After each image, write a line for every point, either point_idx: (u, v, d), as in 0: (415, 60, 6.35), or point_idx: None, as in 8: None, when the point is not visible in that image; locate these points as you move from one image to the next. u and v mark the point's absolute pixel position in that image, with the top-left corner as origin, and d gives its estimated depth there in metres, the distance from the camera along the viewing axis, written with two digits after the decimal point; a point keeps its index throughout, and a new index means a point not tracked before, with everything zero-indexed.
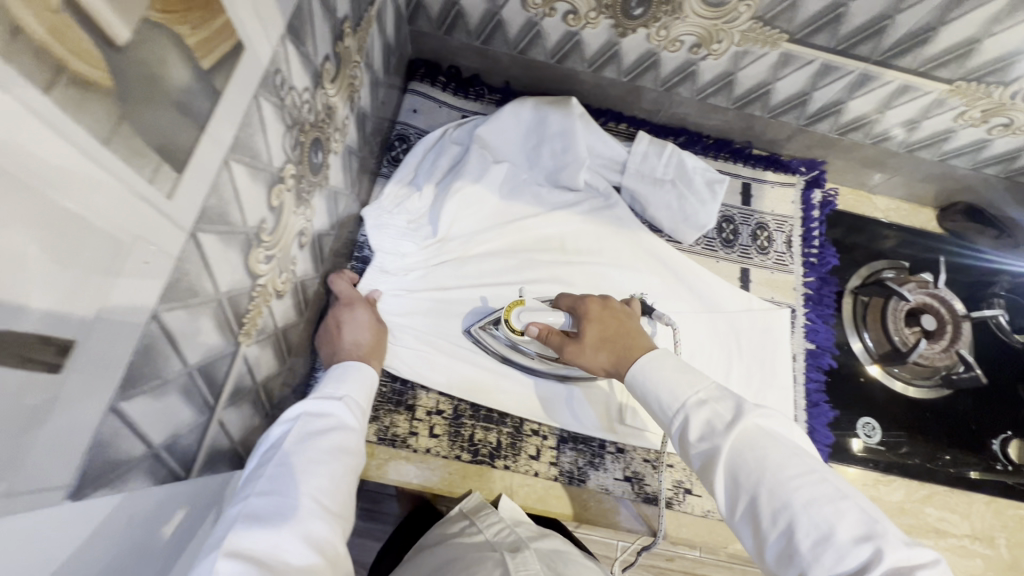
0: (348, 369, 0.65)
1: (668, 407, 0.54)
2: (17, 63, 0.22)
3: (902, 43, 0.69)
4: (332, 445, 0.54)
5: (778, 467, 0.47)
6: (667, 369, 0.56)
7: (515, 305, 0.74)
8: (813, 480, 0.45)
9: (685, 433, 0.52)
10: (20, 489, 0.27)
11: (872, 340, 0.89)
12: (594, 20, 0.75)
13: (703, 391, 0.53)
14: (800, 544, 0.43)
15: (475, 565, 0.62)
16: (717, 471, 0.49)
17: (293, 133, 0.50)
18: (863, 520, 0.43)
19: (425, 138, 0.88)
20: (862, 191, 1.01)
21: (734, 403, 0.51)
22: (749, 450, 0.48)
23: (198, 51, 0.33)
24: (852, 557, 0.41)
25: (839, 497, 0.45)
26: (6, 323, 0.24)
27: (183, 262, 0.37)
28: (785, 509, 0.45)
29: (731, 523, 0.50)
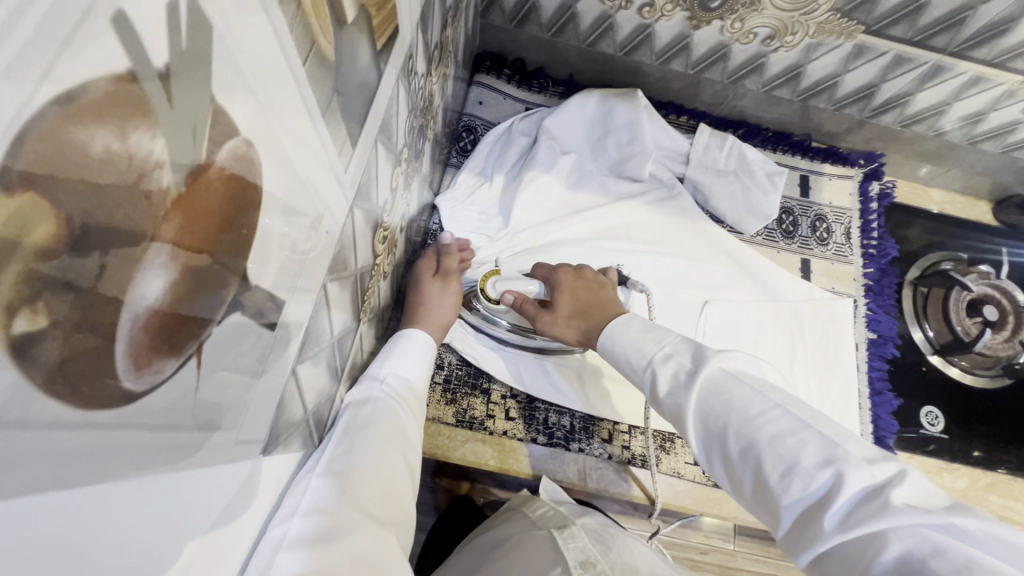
0: (392, 351, 0.64)
1: (639, 364, 0.56)
2: (296, 34, 0.24)
3: (980, 33, 0.71)
4: (381, 438, 0.52)
5: (742, 406, 0.46)
6: (634, 333, 0.59)
7: (492, 276, 0.75)
8: (774, 415, 0.45)
9: (655, 386, 0.54)
10: (241, 439, 0.30)
11: (933, 330, 0.90)
12: (670, 12, 0.77)
13: (668, 345, 0.55)
14: (769, 478, 0.42)
15: (525, 542, 0.63)
16: (689, 418, 0.49)
17: (411, 117, 0.52)
18: (822, 443, 0.41)
19: (493, 131, 0.90)
20: (917, 184, 1.02)
21: (697, 353, 0.52)
22: (714, 394, 0.48)
23: (378, 32, 0.35)
24: (818, 482, 0.40)
25: (801, 427, 0.43)
26: (259, 279, 0.26)
27: (343, 236, 0.39)
28: (751, 446, 0.44)
29: (712, 472, 0.49)
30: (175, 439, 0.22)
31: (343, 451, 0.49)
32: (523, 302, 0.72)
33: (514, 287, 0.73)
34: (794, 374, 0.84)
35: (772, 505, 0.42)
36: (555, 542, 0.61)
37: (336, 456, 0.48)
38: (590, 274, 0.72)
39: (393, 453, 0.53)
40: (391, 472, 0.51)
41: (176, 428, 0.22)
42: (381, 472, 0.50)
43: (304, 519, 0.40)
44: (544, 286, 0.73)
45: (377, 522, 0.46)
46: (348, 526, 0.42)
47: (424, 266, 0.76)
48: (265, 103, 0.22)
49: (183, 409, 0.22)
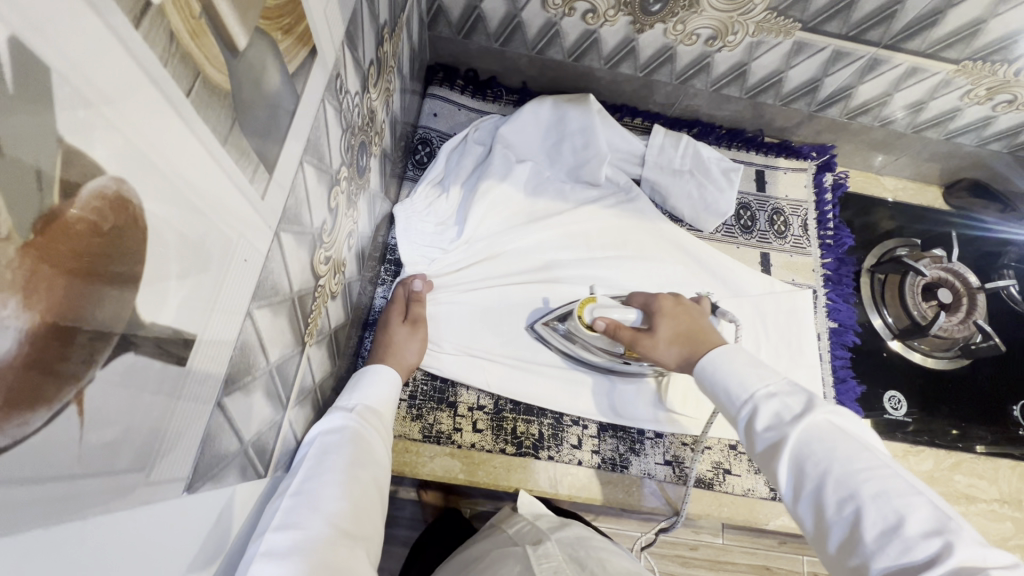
0: (364, 380, 0.64)
1: (736, 398, 0.54)
2: (172, 65, 0.23)
3: (912, 26, 0.72)
4: (350, 460, 0.53)
5: (850, 460, 0.45)
6: (740, 364, 0.56)
7: (587, 302, 0.74)
8: (883, 474, 0.43)
9: (751, 422, 0.52)
10: (154, 479, 0.29)
11: (892, 316, 0.92)
12: (613, 18, 0.78)
13: (772, 384, 0.53)
14: (864, 533, 0.41)
15: (498, 561, 0.62)
16: (784, 458, 0.48)
17: (347, 136, 0.52)
18: (932, 514, 0.40)
19: (450, 142, 0.89)
20: (870, 173, 1.05)
21: (807, 398, 0.50)
22: (819, 441, 0.47)
23: (287, 55, 0.35)
24: (921, 549, 0.38)
25: (912, 492, 0.42)
26: (153, 316, 0.25)
27: (270, 261, 0.39)
28: (852, 499, 0.43)
29: (793, 511, 0.48)
30: (58, 490, 0.21)
31: (312, 474, 0.50)
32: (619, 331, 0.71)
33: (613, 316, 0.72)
34: None
35: (858, 561, 0.41)
36: (527, 561, 0.60)
37: (307, 477, 0.49)
38: (689, 304, 0.71)
39: (365, 475, 0.53)
40: (362, 490, 0.52)
41: (61, 477, 0.21)
42: (352, 490, 0.51)
43: (272, 540, 0.43)
44: (641, 314, 0.71)
45: (348, 539, 0.47)
46: (317, 543, 0.44)
47: (394, 310, 0.76)
48: (139, 138, 0.22)
49: (68, 456, 0.22)
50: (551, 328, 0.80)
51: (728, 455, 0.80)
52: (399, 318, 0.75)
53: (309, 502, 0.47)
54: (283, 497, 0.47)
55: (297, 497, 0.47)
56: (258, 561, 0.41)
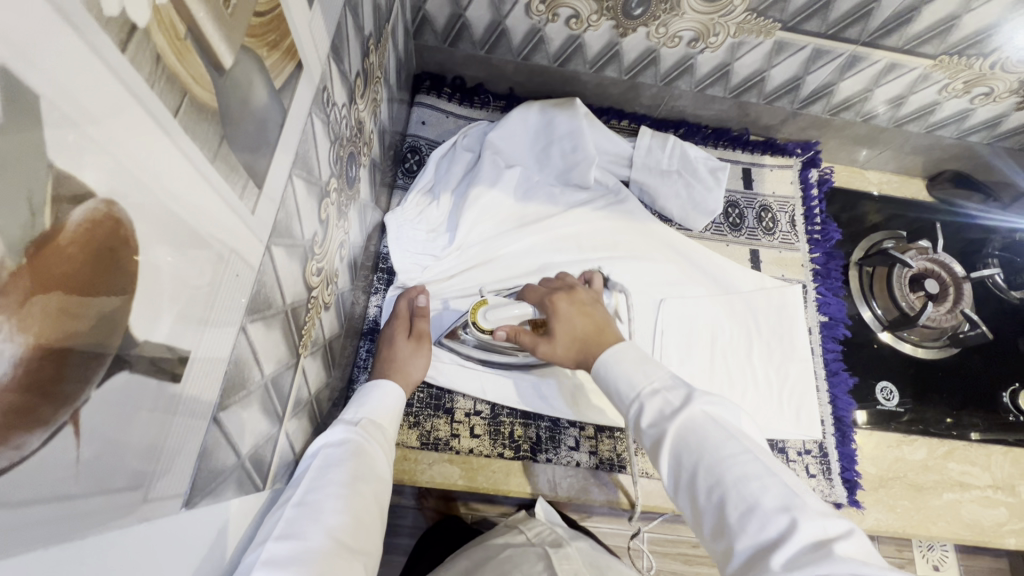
0: (368, 396, 0.65)
1: (626, 395, 0.56)
2: (159, 86, 0.24)
3: (888, 23, 0.74)
4: (354, 474, 0.53)
5: (716, 448, 0.47)
6: (628, 362, 0.59)
7: (481, 306, 0.75)
8: (744, 459, 0.46)
9: (640, 420, 0.54)
10: (151, 496, 0.29)
11: (881, 308, 0.93)
12: (596, 23, 0.79)
13: (658, 381, 0.56)
14: (728, 516, 0.44)
15: (517, 560, 0.66)
16: (665, 452, 0.50)
17: (335, 148, 0.52)
18: (782, 492, 0.43)
19: (437, 149, 0.90)
20: (855, 167, 1.06)
21: (686, 393, 0.53)
22: (694, 432, 0.49)
23: (273, 71, 0.35)
24: (772, 525, 0.41)
25: (769, 474, 0.45)
26: (147, 333, 0.26)
27: (262, 275, 0.39)
28: (718, 484, 0.45)
29: (676, 501, 0.51)
30: (56, 510, 0.22)
31: (314, 486, 0.50)
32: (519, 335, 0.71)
33: (509, 317, 0.74)
34: (751, 364, 0.85)
35: (725, 543, 0.44)
36: (549, 561, 0.65)
37: (309, 489, 0.50)
38: (582, 294, 0.73)
39: (368, 489, 0.53)
40: (364, 505, 0.52)
41: (59, 497, 0.22)
42: (355, 504, 0.51)
43: (273, 549, 0.43)
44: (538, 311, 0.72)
45: (348, 552, 0.47)
46: (316, 555, 0.44)
47: (396, 324, 0.76)
48: (129, 160, 0.22)
49: (65, 477, 0.22)
50: (459, 339, 0.79)
51: None
52: (404, 335, 0.75)
53: (311, 513, 0.47)
54: (285, 506, 0.48)
55: (300, 508, 0.47)
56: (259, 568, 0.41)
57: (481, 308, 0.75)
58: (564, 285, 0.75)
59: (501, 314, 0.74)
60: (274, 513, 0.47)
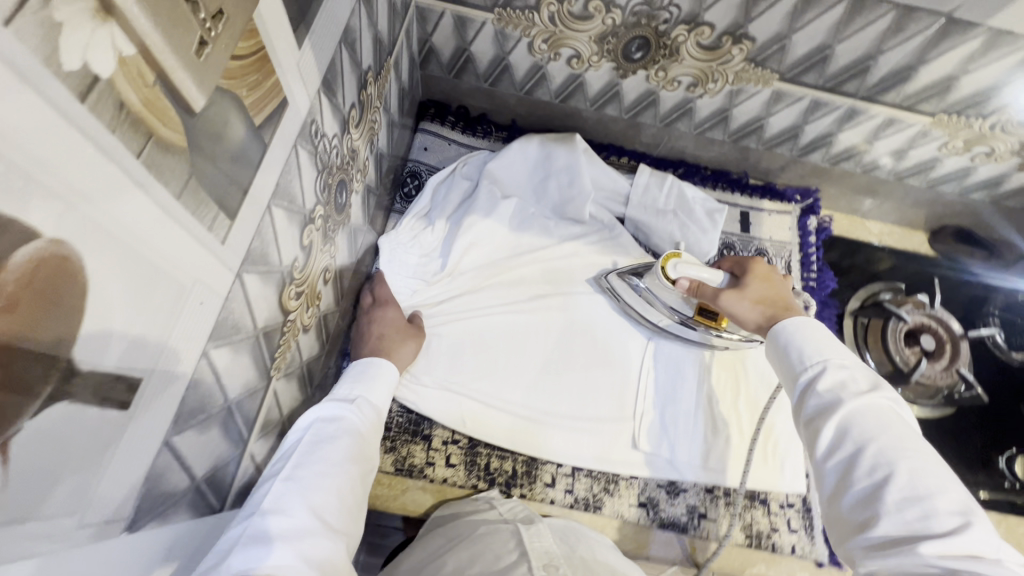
0: (366, 371, 0.66)
1: (805, 359, 0.53)
2: (121, 133, 0.25)
3: (886, 80, 0.74)
4: (343, 454, 0.53)
5: (899, 437, 0.44)
6: (820, 334, 0.54)
7: (671, 258, 0.74)
8: (925, 457, 0.43)
9: (808, 385, 0.51)
10: (89, 521, 0.29)
11: (875, 361, 0.90)
12: (597, 63, 0.80)
13: (847, 361, 0.51)
14: (886, 495, 0.41)
15: (488, 539, 0.61)
16: (829, 422, 0.47)
17: (323, 176, 0.53)
18: (961, 498, 0.41)
19: (434, 176, 0.92)
20: (856, 216, 1.05)
21: (876, 380, 0.49)
22: (874, 417, 0.46)
23: (253, 109, 0.36)
24: (939, 523, 0.39)
25: (949, 479, 0.42)
26: (93, 364, 0.26)
27: (230, 302, 0.39)
28: (888, 466, 0.43)
29: (814, 464, 0.48)
30: None
31: (304, 460, 0.51)
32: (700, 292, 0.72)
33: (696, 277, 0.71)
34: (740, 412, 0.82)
35: (867, 518, 0.42)
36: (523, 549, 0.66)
37: (297, 464, 0.50)
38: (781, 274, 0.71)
39: (357, 471, 0.54)
40: (349, 487, 0.52)
41: None
42: (342, 484, 0.51)
43: (263, 522, 0.44)
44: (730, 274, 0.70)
45: (331, 532, 0.47)
46: (301, 531, 0.45)
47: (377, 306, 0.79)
48: (81, 202, 0.23)
49: None
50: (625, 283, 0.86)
51: (706, 499, 0.79)
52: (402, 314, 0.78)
53: (300, 488, 0.48)
54: (274, 479, 0.49)
55: (289, 483, 0.48)
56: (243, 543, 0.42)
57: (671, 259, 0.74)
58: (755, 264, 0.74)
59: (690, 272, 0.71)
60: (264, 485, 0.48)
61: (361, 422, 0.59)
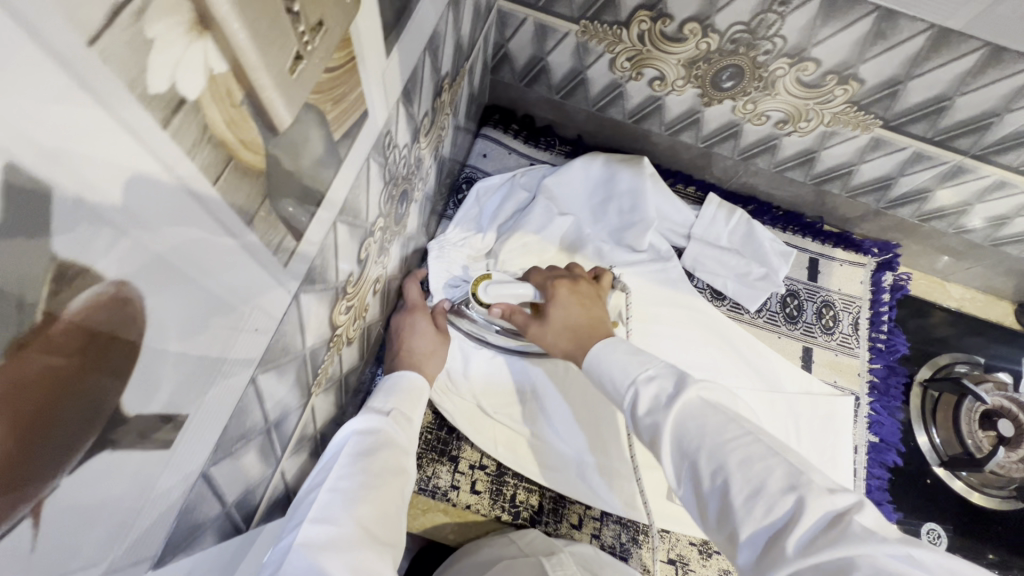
0: (395, 385, 0.64)
1: (620, 386, 0.51)
2: (200, 158, 0.22)
3: (1006, 140, 0.66)
4: (384, 466, 0.52)
5: (716, 431, 0.43)
6: (621, 352, 0.53)
7: (482, 280, 0.72)
8: (744, 441, 0.42)
9: (634, 409, 0.49)
10: (116, 567, 0.26)
11: (940, 437, 0.84)
12: (681, 88, 0.75)
13: (653, 368, 0.50)
14: (733, 502, 0.40)
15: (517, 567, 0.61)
16: (665, 443, 0.45)
17: (388, 188, 0.51)
18: (787, 472, 0.39)
19: (479, 182, 0.89)
20: (935, 278, 0.97)
21: (679, 376, 0.48)
22: (690, 419, 0.44)
23: (334, 124, 0.33)
24: (781, 508, 0.38)
25: (770, 454, 0.41)
26: (140, 407, 0.24)
27: (284, 324, 0.37)
28: (720, 471, 0.41)
29: (677, 491, 0.46)
30: None
31: (349, 471, 0.49)
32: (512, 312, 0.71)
33: (506, 297, 0.70)
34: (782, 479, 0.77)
35: (732, 531, 0.40)
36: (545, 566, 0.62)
37: (342, 474, 0.49)
38: (585, 288, 0.70)
39: (398, 481, 0.52)
40: (394, 497, 0.50)
41: None
42: (386, 496, 0.49)
43: (309, 530, 0.43)
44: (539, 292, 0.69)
45: (377, 544, 0.45)
46: (350, 541, 0.43)
47: (416, 318, 0.74)
48: (149, 235, 0.20)
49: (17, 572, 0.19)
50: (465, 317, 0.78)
51: None
52: (431, 320, 0.75)
53: (345, 498, 0.47)
54: (319, 489, 0.47)
55: (334, 493, 0.47)
56: (294, 552, 0.41)
57: (482, 281, 0.72)
58: (569, 276, 0.72)
59: (500, 291, 0.70)
60: (308, 499, 0.47)
61: (398, 434, 0.57)
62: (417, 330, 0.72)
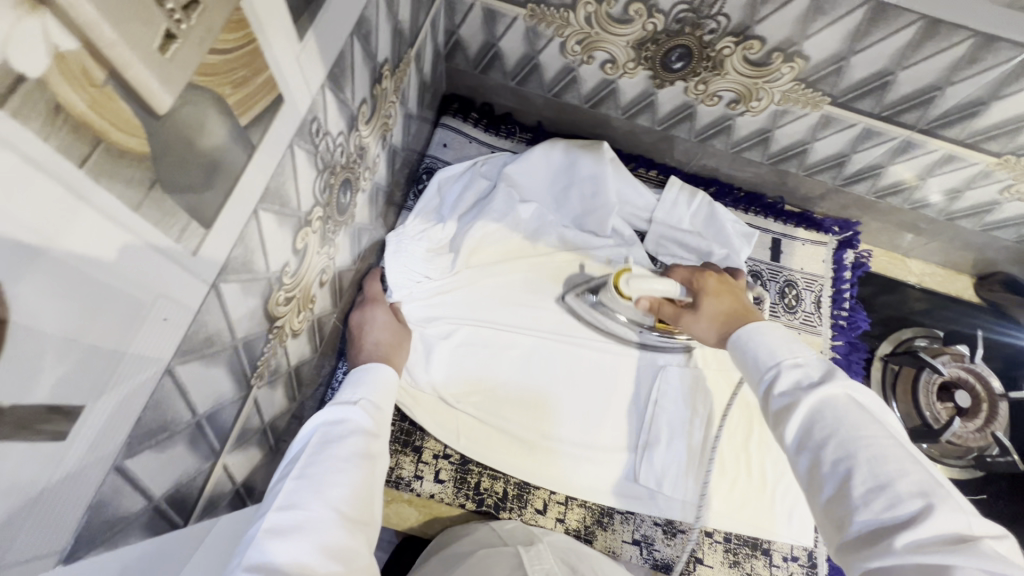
0: (364, 376, 0.61)
1: (761, 364, 0.49)
2: (55, 139, 0.21)
3: (950, 113, 0.67)
4: (353, 452, 0.50)
5: (853, 424, 0.41)
6: (772, 333, 0.51)
7: (624, 274, 0.71)
8: (885, 441, 0.40)
9: (770, 386, 0.46)
10: (13, 562, 0.26)
11: (901, 412, 0.84)
12: (632, 70, 0.75)
13: (800, 354, 0.48)
14: (855, 489, 0.38)
15: (488, 559, 0.60)
16: (792, 421, 0.43)
17: (324, 176, 0.50)
18: (925, 479, 0.37)
19: (439, 172, 0.88)
20: (896, 254, 0.98)
21: (826, 366, 0.46)
22: (828, 409, 0.43)
23: (238, 108, 0.33)
24: (905, 507, 0.36)
25: (908, 459, 0.39)
26: (16, 396, 0.23)
27: (202, 314, 0.36)
28: (849, 458, 0.40)
29: (790, 462, 0.45)
30: None
31: (314, 458, 0.48)
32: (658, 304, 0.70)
33: (653, 291, 0.69)
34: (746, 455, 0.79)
35: (841, 514, 0.39)
36: (521, 559, 0.60)
37: (307, 463, 0.48)
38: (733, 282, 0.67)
39: (371, 468, 0.51)
40: (366, 480, 0.49)
41: None
42: (359, 479, 0.48)
43: (275, 519, 0.42)
44: (685, 289, 0.67)
45: (349, 524, 0.45)
46: (316, 526, 0.42)
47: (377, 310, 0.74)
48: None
49: None
50: (580, 299, 0.82)
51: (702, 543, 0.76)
52: (389, 312, 0.75)
53: (313, 485, 0.46)
54: (286, 479, 0.46)
55: (300, 481, 0.46)
56: (262, 539, 0.41)
57: (623, 275, 0.72)
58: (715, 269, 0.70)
59: (643, 285, 0.69)
60: (276, 488, 0.46)
61: (370, 420, 0.55)
62: (378, 323, 0.72)
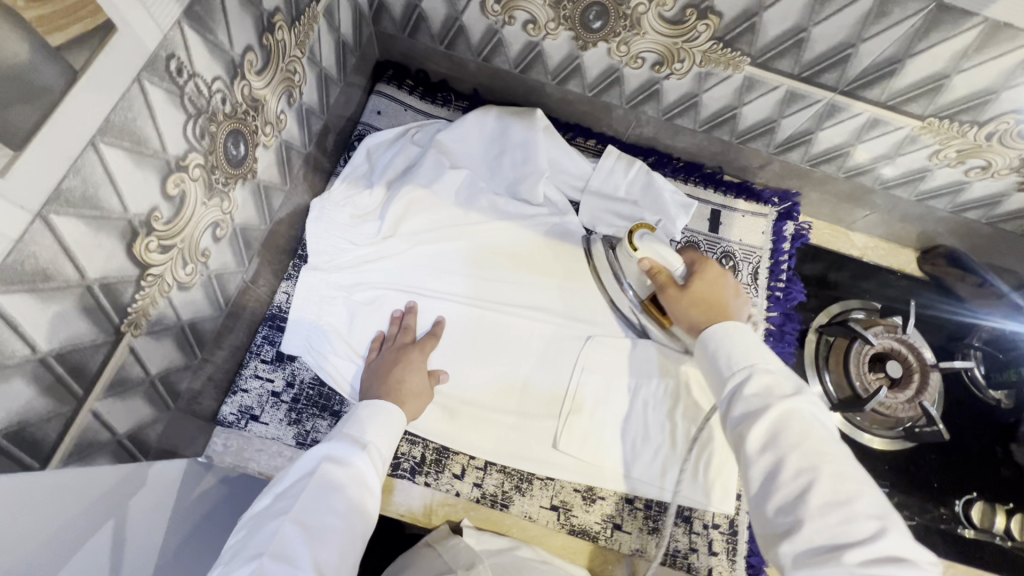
0: (372, 412, 0.63)
1: (732, 366, 0.50)
2: None
3: (868, 73, 0.66)
4: (346, 508, 0.53)
5: (818, 442, 0.43)
6: (751, 341, 0.52)
7: (641, 228, 0.73)
8: (844, 461, 0.42)
9: (738, 391, 0.48)
10: None
11: (833, 384, 0.85)
12: (554, 31, 0.73)
13: (773, 366, 0.49)
14: (809, 501, 0.40)
15: None
16: (757, 431, 0.44)
17: (199, 122, 0.49)
18: (875, 502, 0.40)
19: (369, 138, 0.86)
20: (839, 227, 0.98)
21: (796, 384, 0.47)
22: (793, 422, 0.44)
23: (42, 26, 0.32)
24: (855, 524, 0.38)
25: (864, 480, 0.41)
26: None
27: (27, 244, 0.36)
28: (809, 471, 0.41)
29: (741, 463, 0.46)
30: None
31: (312, 507, 0.51)
32: (656, 270, 0.68)
33: (658, 255, 0.69)
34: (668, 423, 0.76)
35: (791, 521, 0.40)
36: None
37: (302, 512, 0.50)
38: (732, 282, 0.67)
39: (360, 529, 0.53)
40: (352, 540, 0.51)
41: None
42: (347, 540, 0.51)
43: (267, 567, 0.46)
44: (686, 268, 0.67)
45: None
46: None
47: (412, 352, 0.74)
48: None
49: None
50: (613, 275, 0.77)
51: (622, 509, 0.76)
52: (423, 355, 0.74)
53: (306, 540, 0.49)
54: (283, 521, 0.49)
55: (294, 530, 0.49)
56: None
57: (641, 229, 0.73)
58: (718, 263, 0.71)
59: (653, 245, 0.70)
60: (269, 528, 0.49)
61: (373, 470, 0.57)
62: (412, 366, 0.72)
